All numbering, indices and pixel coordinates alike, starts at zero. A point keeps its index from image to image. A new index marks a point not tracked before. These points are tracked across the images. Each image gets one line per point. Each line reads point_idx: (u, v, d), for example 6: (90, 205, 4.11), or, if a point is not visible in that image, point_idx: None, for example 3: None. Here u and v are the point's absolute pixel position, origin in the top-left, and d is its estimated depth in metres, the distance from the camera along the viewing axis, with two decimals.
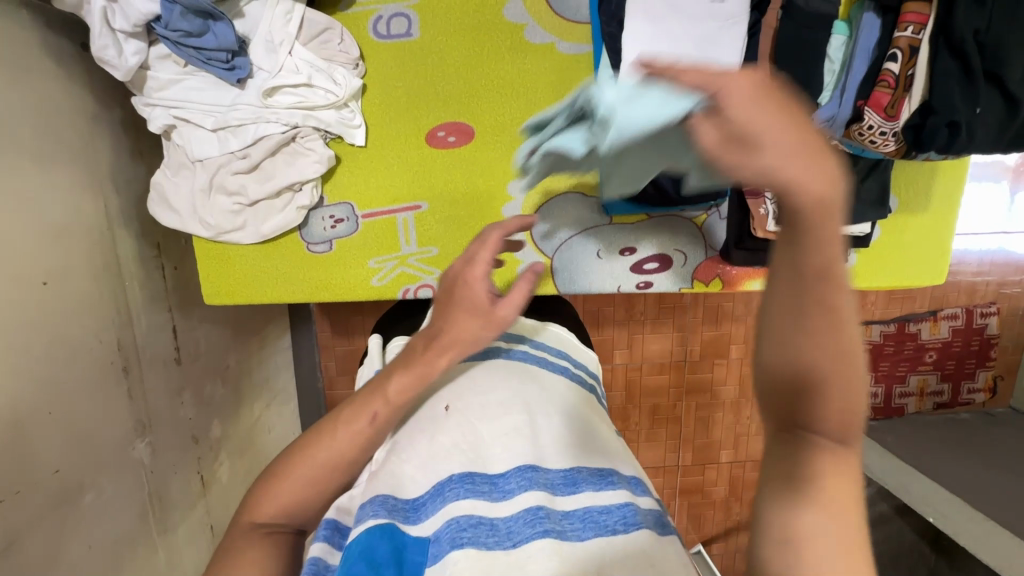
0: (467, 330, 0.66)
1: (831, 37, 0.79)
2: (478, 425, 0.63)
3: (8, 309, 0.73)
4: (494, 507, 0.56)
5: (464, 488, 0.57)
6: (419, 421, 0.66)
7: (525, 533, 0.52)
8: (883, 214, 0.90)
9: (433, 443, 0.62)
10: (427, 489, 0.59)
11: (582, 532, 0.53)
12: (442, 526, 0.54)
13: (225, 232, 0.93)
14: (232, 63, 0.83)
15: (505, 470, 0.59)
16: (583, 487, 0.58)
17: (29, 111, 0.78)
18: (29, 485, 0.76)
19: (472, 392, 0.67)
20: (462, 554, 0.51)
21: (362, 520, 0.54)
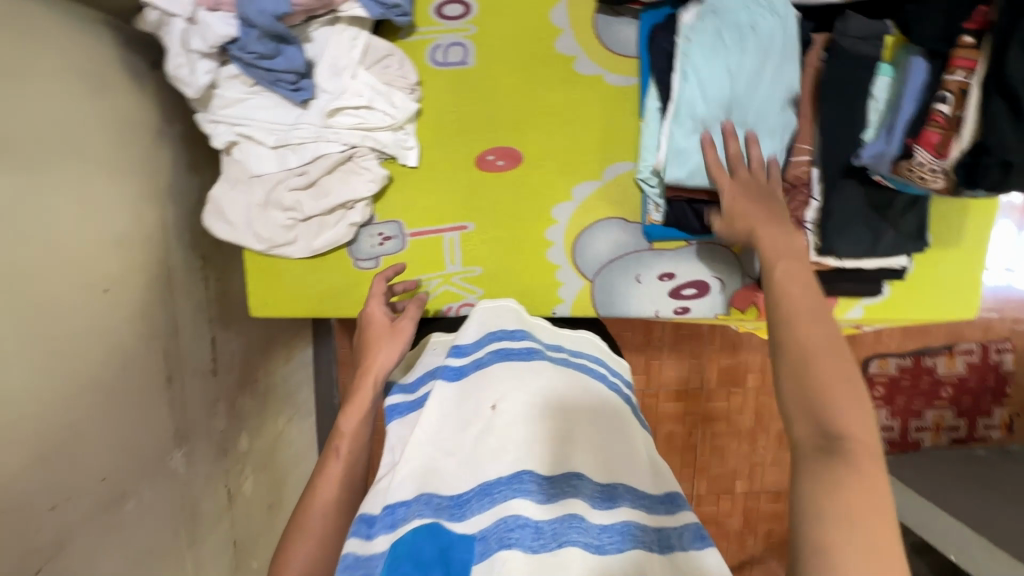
0: (375, 354, 0.77)
1: (876, 78, 0.85)
2: (530, 426, 0.61)
3: (73, 315, 0.74)
4: (540, 508, 0.56)
5: (513, 488, 0.57)
6: (466, 415, 0.64)
7: (569, 535, 0.54)
8: (921, 246, 0.93)
9: (479, 441, 0.61)
10: (472, 486, 0.59)
11: (620, 544, 0.55)
12: (488, 526, 0.55)
13: (277, 246, 0.95)
14: (297, 85, 0.87)
15: (551, 473, 0.59)
16: (620, 502, 0.60)
17: (103, 123, 0.80)
18: (78, 491, 0.76)
19: (520, 389, 0.64)
20: (510, 553, 0.52)
21: (408, 519, 0.58)
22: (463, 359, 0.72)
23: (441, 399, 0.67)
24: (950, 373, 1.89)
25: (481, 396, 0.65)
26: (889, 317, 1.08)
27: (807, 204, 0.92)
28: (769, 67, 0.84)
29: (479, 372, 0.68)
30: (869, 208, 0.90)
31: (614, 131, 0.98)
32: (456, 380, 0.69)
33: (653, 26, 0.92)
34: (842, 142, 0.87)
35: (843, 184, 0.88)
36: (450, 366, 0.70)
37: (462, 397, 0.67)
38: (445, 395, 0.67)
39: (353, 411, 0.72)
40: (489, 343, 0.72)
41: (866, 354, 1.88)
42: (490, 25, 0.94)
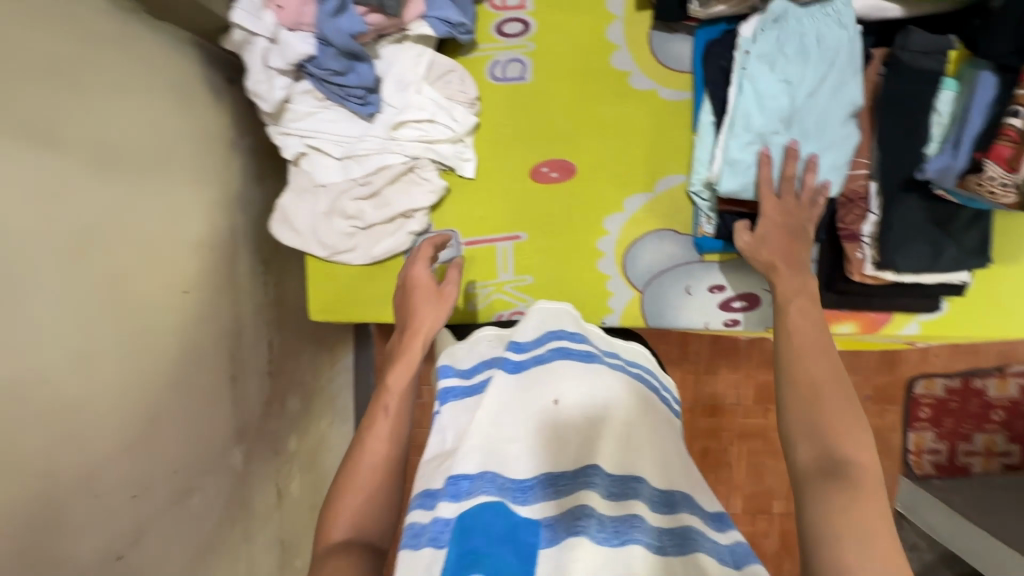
0: (427, 321, 0.76)
1: (940, 93, 0.84)
2: (592, 425, 0.61)
3: (157, 314, 0.78)
4: (605, 502, 0.56)
5: (579, 481, 0.57)
6: (525, 405, 0.63)
7: (631, 534, 0.53)
8: (984, 262, 0.91)
9: (545, 430, 0.61)
10: (538, 473, 0.58)
11: (681, 548, 0.54)
12: (555, 514, 0.54)
13: (339, 252, 0.99)
14: (366, 99, 0.91)
15: (614, 472, 0.59)
16: (679, 508, 0.59)
17: (187, 134, 0.85)
18: (154, 482, 0.79)
19: (583, 387, 0.64)
20: (580, 541, 0.51)
21: (472, 493, 0.55)
22: (523, 355, 0.70)
23: (503, 386, 0.65)
24: (1002, 395, 1.82)
25: (546, 386, 0.64)
26: (945, 334, 1.06)
27: (864, 218, 0.91)
28: (833, 80, 0.83)
29: (539, 365, 0.68)
30: (929, 223, 0.89)
31: (667, 143, 0.99)
32: (516, 373, 0.67)
33: (709, 41, 0.93)
34: (902, 157, 0.86)
35: (901, 198, 0.88)
36: (510, 359, 0.69)
37: (525, 386, 0.65)
38: (504, 384, 0.65)
39: (402, 374, 0.71)
40: (552, 339, 0.71)
41: (911, 374, 1.83)
42: (548, 42, 0.97)
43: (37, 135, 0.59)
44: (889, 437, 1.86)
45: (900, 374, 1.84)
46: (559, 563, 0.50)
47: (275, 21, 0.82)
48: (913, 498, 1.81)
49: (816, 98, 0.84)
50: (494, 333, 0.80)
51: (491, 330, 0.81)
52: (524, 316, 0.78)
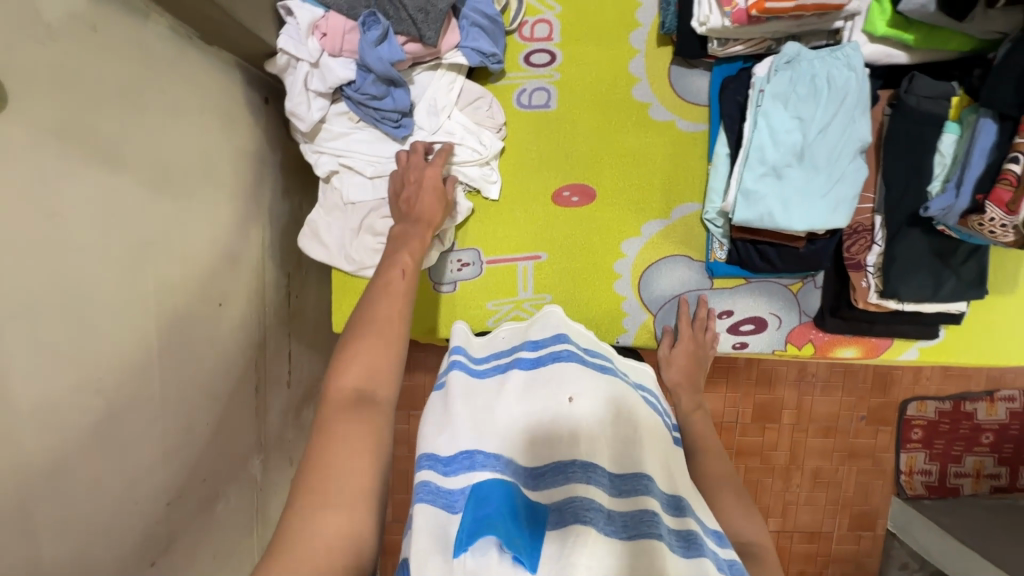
0: (436, 213, 0.85)
1: (943, 135, 0.89)
2: (604, 427, 0.62)
3: (195, 325, 0.81)
4: (612, 499, 0.58)
5: (588, 474, 0.58)
6: (541, 398, 0.63)
7: (642, 530, 0.55)
8: (982, 293, 0.96)
9: (554, 423, 0.61)
10: (550, 460, 0.59)
11: (687, 550, 0.55)
12: (563, 499, 0.56)
13: (365, 268, 1.01)
14: (399, 122, 0.96)
15: (623, 472, 0.61)
16: (687, 512, 0.60)
17: (226, 153, 0.89)
18: (185, 489, 0.81)
19: (600, 390, 0.65)
20: (586, 529, 0.53)
21: (487, 469, 0.58)
22: (534, 352, 0.70)
23: (516, 381, 0.66)
24: (991, 419, 1.88)
25: (563, 383, 0.64)
26: (941, 360, 1.11)
27: (868, 248, 0.98)
28: (844, 116, 0.88)
29: (555, 364, 0.67)
30: (932, 255, 0.94)
31: (683, 172, 1.03)
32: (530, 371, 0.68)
33: (725, 78, 0.98)
34: (906, 192, 0.92)
35: (906, 231, 0.93)
36: (523, 358, 0.70)
37: (539, 381, 0.65)
38: (516, 379, 0.66)
39: (416, 246, 0.77)
40: (563, 342, 0.70)
41: (904, 397, 1.88)
42: (572, 72, 1.02)
43: (101, 156, 0.63)
44: (882, 457, 1.90)
45: (894, 396, 1.89)
46: (565, 544, 0.53)
47: (319, 47, 0.88)
48: (905, 518, 1.85)
49: (828, 133, 0.88)
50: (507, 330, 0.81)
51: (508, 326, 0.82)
52: (531, 321, 0.77)
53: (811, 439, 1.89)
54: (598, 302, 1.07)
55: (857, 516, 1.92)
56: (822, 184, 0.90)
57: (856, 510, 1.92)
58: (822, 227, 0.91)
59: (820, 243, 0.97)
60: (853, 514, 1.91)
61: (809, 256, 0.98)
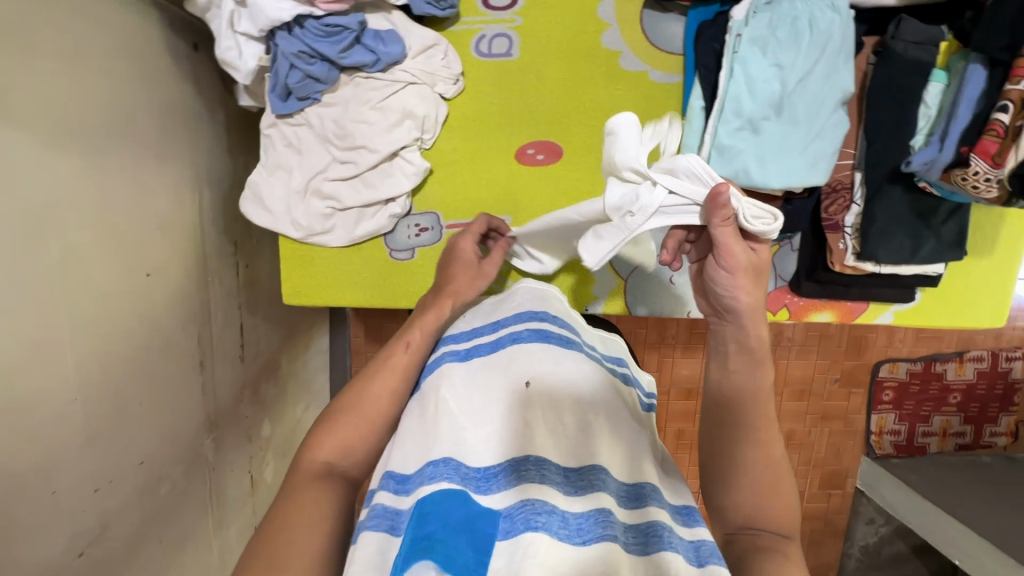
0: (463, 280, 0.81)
1: (929, 85, 0.84)
2: (560, 409, 0.62)
3: (118, 298, 0.74)
4: (569, 499, 0.54)
5: (540, 473, 0.56)
6: (499, 391, 0.63)
7: (596, 532, 0.52)
8: (960, 255, 0.92)
9: (508, 417, 0.60)
10: (502, 459, 0.57)
11: (644, 546, 0.53)
12: (515, 504, 0.53)
13: (314, 235, 0.94)
14: (285, 96, 0.88)
15: (579, 465, 0.58)
16: (648, 501, 0.57)
17: (150, 107, 0.80)
18: (119, 474, 0.76)
19: (559, 375, 0.64)
20: (537, 536, 0.50)
21: (435, 479, 0.54)
22: (491, 337, 0.71)
23: (473, 369, 0.66)
24: (960, 379, 1.90)
25: (519, 369, 0.64)
26: (916, 322, 1.08)
27: (847, 208, 0.93)
28: (826, 64, 0.82)
29: (514, 344, 0.67)
30: (912, 214, 0.90)
31: None
32: (490, 352, 0.68)
33: (701, 23, 0.91)
34: (889, 148, 0.86)
35: (887, 190, 0.88)
36: (480, 345, 0.70)
37: (492, 369, 0.65)
38: (471, 363, 0.67)
39: (430, 320, 0.74)
40: (524, 321, 0.71)
41: (877, 359, 1.88)
42: (536, 17, 0.93)
43: None
44: (853, 418, 1.92)
45: (867, 359, 1.89)
46: (515, 557, 0.49)
47: None
48: (873, 476, 1.89)
49: (807, 82, 0.82)
50: (667, 193, 0.64)
51: (667, 180, 0.64)
52: (505, 295, 0.79)
53: (785, 402, 1.90)
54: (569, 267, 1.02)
55: (827, 475, 1.96)
56: (801, 138, 0.84)
57: (826, 469, 1.95)
58: (801, 184, 0.85)
59: (798, 203, 0.92)
60: (824, 474, 1.95)
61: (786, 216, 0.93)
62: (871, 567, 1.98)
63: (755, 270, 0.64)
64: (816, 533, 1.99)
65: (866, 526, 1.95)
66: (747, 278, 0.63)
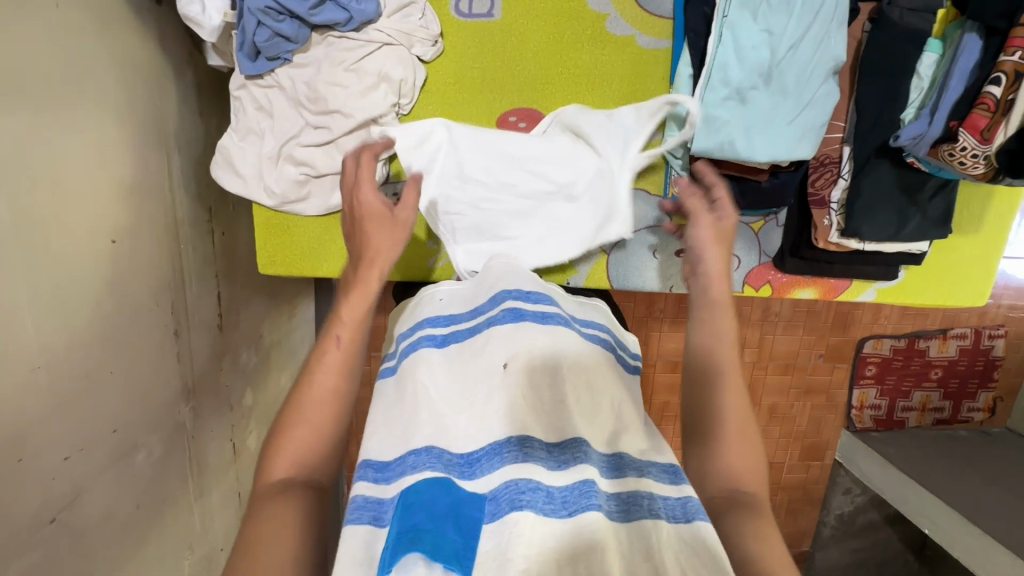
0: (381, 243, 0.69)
1: (924, 54, 0.81)
2: (537, 389, 0.61)
3: (79, 264, 0.72)
4: (552, 475, 0.54)
5: (524, 451, 0.55)
6: (477, 375, 0.63)
7: (582, 503, 0.52)
8: (945, 233, 0.91)
9: (492, 396, 0.61)
10: (483, 445, 0.57)
11: (625, 514, 0.54)
12: (499, 486, 0.53)
13: (289, 203, 0.92)
14: (256, 56, 0.84)
15: (560, 439, 0.58)
16: (626, 472, 0.58)
17: (108, 64, 0.77)
18: (91, 442, 0.75)
19: (535, 352, 0.64)
20: (523, 515, 0.50)
21: (418, 469, 0.55)
22: (468, 322, 0.73)
23: (451, 357, 0.68)
24: (941, 355, 1.92)
25: (493, 353, 0.65)
26: (897, 301, 1.08)
27: (834, 183, 0.91)
28: (818, 31, 0.79)
29: (489, 328, 0.68)
30: (899, 190, 0.88)
31: (642, 96, 0.93)
32: (462, 341, 0.70)
33: None
34: (877, 122, 0.84)
35: (874, 164, 0.86)
36: (458, 332, 0.72)
37: (470, 355, 0.67)
38: (451, 352, 0.69)
39: (359, 299, 0.66)
40: (497, 303, 0.72)
41: (862, 335, 1.90)
42: None
43: None
44: (835, 392, 1.95)
45: (852, 335, 1.90)
46: (503, 537, 0.49)
47: None
48: (852, 448, 1.93)
49: (797, 52, 0.79)
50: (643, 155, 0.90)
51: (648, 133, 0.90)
52: (481, 279, 0.79)
53: (770, 376, 1.92)
54: None
55: (807, 447, 2.00)
56: (788, 110, 0.82)
57: (807, 442, 1.99)
58: (786, 159, 0.83)
59: (784, 177, 0.90)
60: (804, 446, 1.99)
61: (773, 190, 0.91)
62: (845, 535, 2.04)
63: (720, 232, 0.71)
64: (794, 502, 2.04)
65: (842, 496, 2.00)
66: (712, 237, 0.71)
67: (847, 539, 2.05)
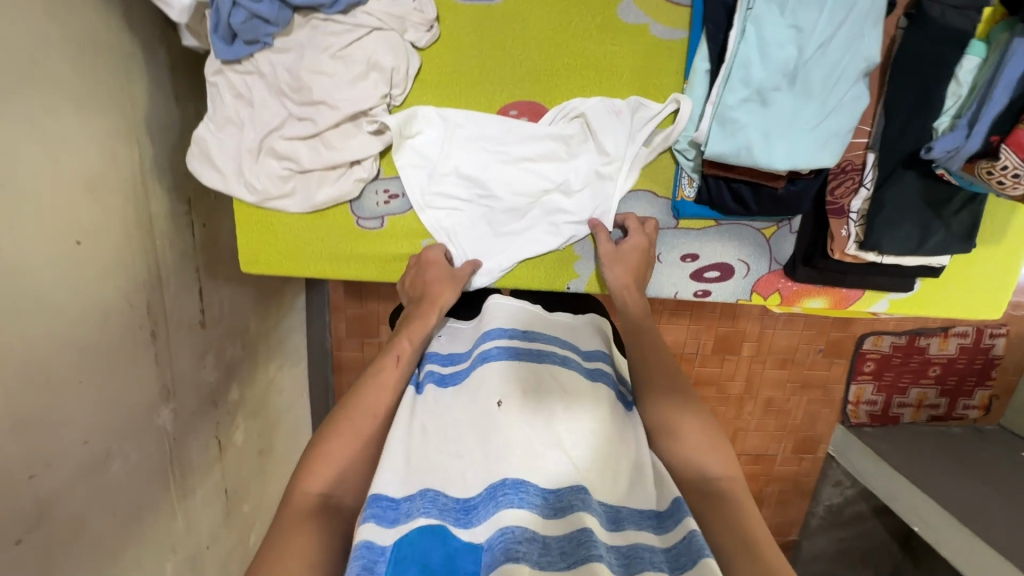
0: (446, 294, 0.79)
1: (965, 57, 0.74)
2: (529, 426, 0.60)
3: (36, 269, 0.66)
4: (546, 523, 0.53)
5: (518, 496, 0.54)
6: (471, 415, 0.62)
7: (580, 554, 0.49)
8: (966, 249, 0.86)
9: (486, 440, 0.59)
10: (480, 490, 0.55)
11: (627, 568, 0.51)
12: (494, 534, 0.52)
13: (271, 199, 0.85)
14: (233, 39, 0.77)
15: (556, 486, 0.56)
16: (626, 525, 0.56)
17: (66, 47, 0.69)
18: (58, 456, 0.71)
19: (529, 390, 0.63)
20: (515, 567, 0.48)
21: (412, 516, 0.53)
22: (467, 363, 0.71)
23: (447, 395, 0.66)
24: (941, 353, 1.90)
25: (489, 391, 0.63)
26: (910, 312, 1.03)
27: (854, 191, 0.85)
28: (850, 29, 0.72)
29: (485, 363, 0.67)
30: (922, 204, 0.83)
31: (654, 92, 0.86)
32: (464, 381, 0.67)
33: None
34: (907, 129, 0.78)
35: (900, 174, 0.80)
36: (457, 372, 0.69)
37: (468, 395, 0.64)
38: (445, 393, 0.66)
39: (415, 329, 0.73)
40: (493, 339, 0.71)
41: (862, 332, 1.86)
42: None
43: None
44: (832, 388, 1.93)
45: (852, 331, 1.87)
46: None
47: None
48: (846, 444, 1.92)
49: (827, 50, 0.72)
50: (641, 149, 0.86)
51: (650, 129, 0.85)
52: (478, 317, 0.80)
53: (767, 370, 1.90)
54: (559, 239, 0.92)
55: (801, 441, 1.99)
56: (812, 116, 0.75)
57: (801, 435, 1.98)
58: (808, 166, 0.77)
59: (803, 183, 0.84)
60: (798, 439, 1.98)
61: (789, 198, 0.85)
62: (832, 524, 2.04)
63: (619, 254, 0.86)
64: (784, 493, 2.05)
65: (832, 489, 2.00)
66: (610, 260, 0.86)
67: (834, 528, 2.05)
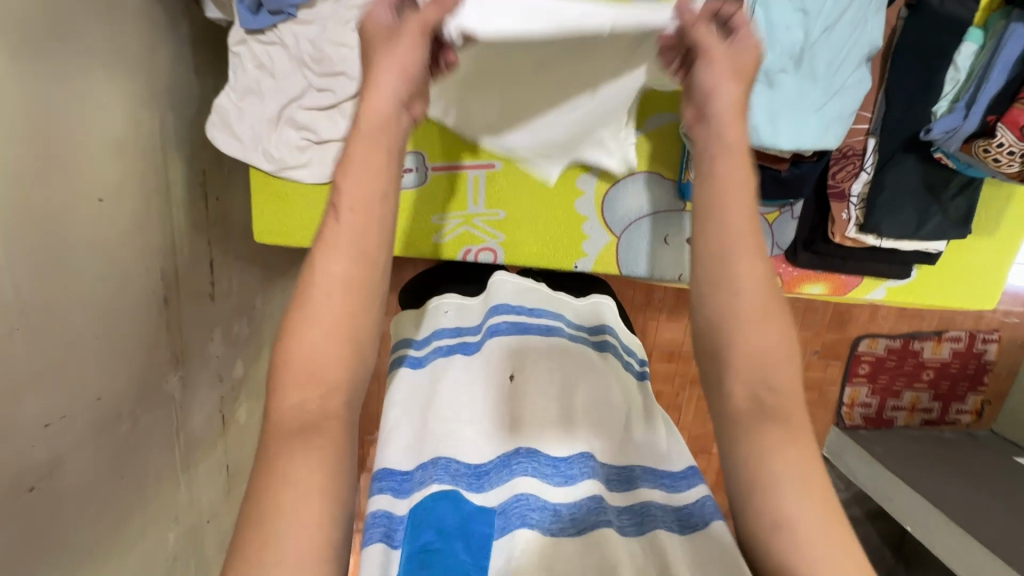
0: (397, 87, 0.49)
1: (964, 44, 0.78)
2: (542, 403, 0.61)
3: (62, 223, 0.68)
4: (556, 490, 0.54)
5: (531, 465, 0.55)
6: (482, 386, 0.63)
7: (591, 520, 0.52)
8: (963, 233, 0.88)
9: (496, 411, 0.61)
10: (493, 458, 0.57)
11: (640, 527, 0.53)
12: (508, 500, 0.53)
13: (288, 168, 0.87)
14: (258, 10, 0.80)
15: (567, 454, 0.57)
16: (639, 484, 0.57)
17: (99, 11, 0.72)
18: (73, 409, 0.72)
19: (540, 364, 0.64)
20: (530, 533, 0.50)
21: (426, 483, 0.54)
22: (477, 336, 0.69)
23: (459, 364, 0.65)
24: (935, 357, 1.93)
25: (498, 367, 0.64)
26: (908, 301, 1.05)
27: (855, 175, 0.88)
28: (854, 14, 0.75)
29: (494, 338, 0.66)
30: (922, 187, 0.86)
31: None
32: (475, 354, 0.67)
33: None
34: (908, 114, 0.81)
35: (900, 158, 0.84)
36: (467, 344, 0.68)
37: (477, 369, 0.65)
38: (455, 361, 0.66)
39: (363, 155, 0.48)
40: (501, 313, 0.69)
41: (858, 333, 1.89)
42: None
43: None
44: (828, 390, 1.95)
45: (848, 333, 1.90)
46: (510, 552, 0.49)
47: None
48: (840, 445, 1.94)
49: (833, 34, 0.76)
50: None
51: None
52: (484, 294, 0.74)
53: None
54: (570, 220, 0.97)
55: None
56: (817, 98, 0.78)
57: None
58: (811, 148, 0.80)
59: (806, 167, 0.86)
60: None
61: (793, 180, 0.86)
62: None
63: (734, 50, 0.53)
64: None
65: None
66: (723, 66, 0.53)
67: None
